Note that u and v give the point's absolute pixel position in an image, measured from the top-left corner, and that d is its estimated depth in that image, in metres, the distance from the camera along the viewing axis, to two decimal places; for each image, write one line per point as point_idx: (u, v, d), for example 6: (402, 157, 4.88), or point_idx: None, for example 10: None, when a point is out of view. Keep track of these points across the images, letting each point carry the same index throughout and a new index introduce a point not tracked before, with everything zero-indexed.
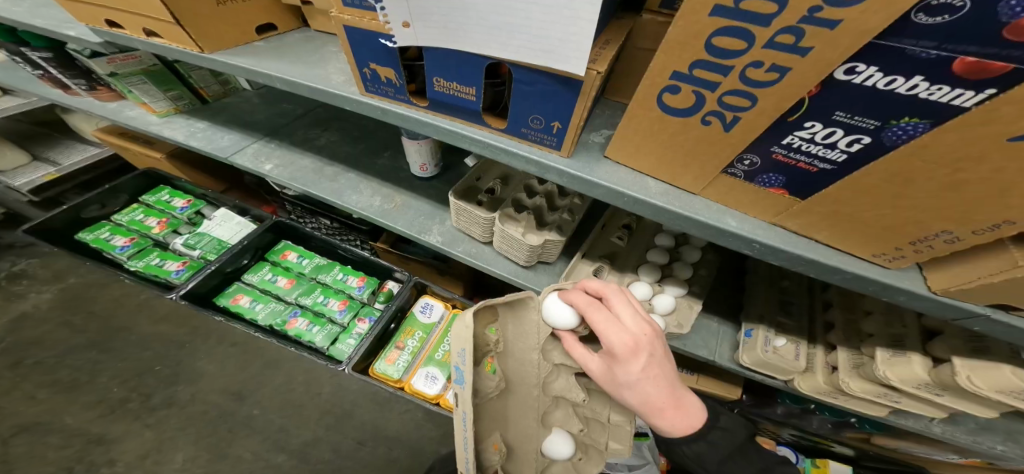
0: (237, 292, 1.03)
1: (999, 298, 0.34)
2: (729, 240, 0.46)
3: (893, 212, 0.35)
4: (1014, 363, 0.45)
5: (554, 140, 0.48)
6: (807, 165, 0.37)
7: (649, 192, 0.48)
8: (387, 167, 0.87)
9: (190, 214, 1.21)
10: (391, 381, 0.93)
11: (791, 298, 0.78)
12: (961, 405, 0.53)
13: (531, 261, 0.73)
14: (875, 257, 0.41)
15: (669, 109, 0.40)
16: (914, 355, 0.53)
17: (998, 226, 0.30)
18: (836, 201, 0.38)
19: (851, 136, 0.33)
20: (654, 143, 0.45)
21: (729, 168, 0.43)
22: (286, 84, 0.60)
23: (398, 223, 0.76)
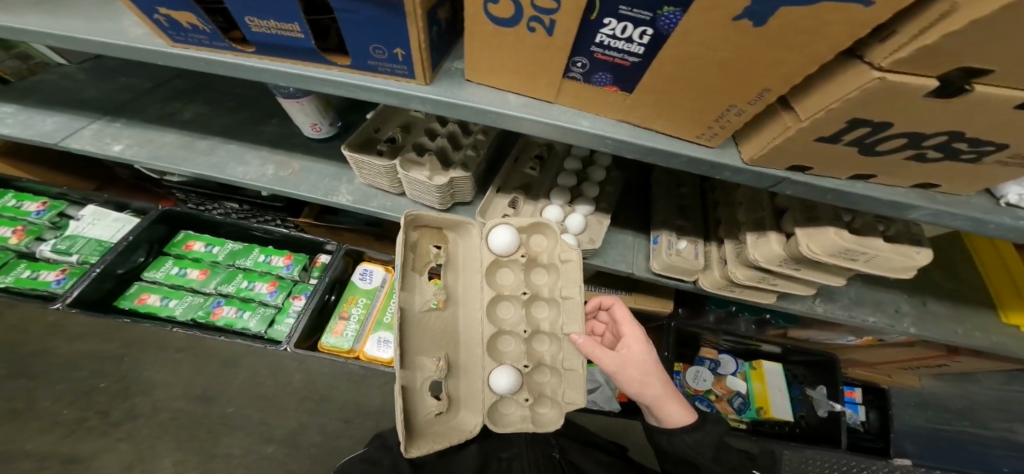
0: (142, 292, 1.01)
1: (790, 157, 0.38)
2: (585, 140, 0.45)
3: (696, 91, 0.36)
4: (836, 225, 0.51)
5: (404, 68, 0.44)
6: (621, 61, 0.37)
7: (509, 105, 0.45)
8: (278, 133, 0.85)
9: (51, 217, 1.12)
10: (344, 352, 0.96)
11: (687, 204, 0.83)
12: (814, 276, 0.60)
13: (446, 202, 0.73)
14: (699, 137, 0.42)
15: (494, 19, 0.37)
16: (772, 233, 0.59)
17: (767, 91, 0.33)
18: (654, 91, 0.38)
19: (639, 29, 0.33)
20: (501, 56, 0.42)
21: (568, 72, 0.41)
22: (80, 44, 0.51)
23: (299, 188, 0.76)
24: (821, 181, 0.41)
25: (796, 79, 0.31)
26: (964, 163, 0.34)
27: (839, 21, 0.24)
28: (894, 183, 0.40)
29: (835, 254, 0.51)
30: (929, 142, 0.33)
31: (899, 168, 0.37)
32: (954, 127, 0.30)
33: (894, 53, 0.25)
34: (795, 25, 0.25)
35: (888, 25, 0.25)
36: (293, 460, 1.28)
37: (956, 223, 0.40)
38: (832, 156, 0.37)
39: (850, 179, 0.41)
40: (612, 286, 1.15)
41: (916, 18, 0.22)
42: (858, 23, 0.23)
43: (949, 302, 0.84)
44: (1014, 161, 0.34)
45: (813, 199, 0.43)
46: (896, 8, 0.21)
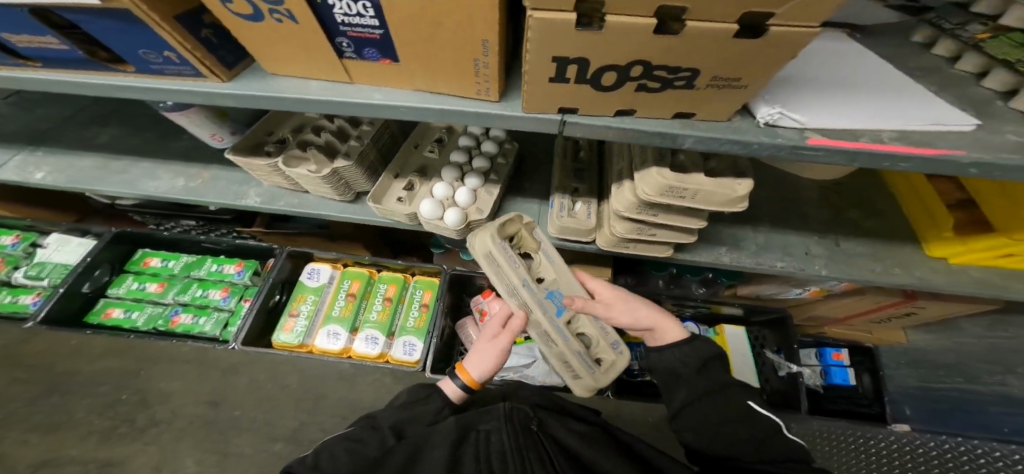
0: (108, 307, 1.12)
1: (557, 96, 0.41)
2: (386, 113, 0.46)
3: (437, 45, 0.37)
4: (660, 165, 0.53)
5: (185, 68, 0.47)
6: (370, 35, 0.38)
7: (307, 91, 0.46)
8: (187, 147, 0.94)
9: (24, 248, 1.25)
10: (295, 347, 1.04)
11: (582, 167, 0.81)
12: (673, 219, 0.61)
13: (345, 192, 0.75)
14: (478, 93, 0.43)
15: (241, 17, 0.38)
16: (626, 181, 0.61)
17: (486, 42, 0.36)
18: (415, 59, 0.40)
19: (359, 3, 0.34)
20: (279, 46, 0.42)
21: (343, 52, 0.41)
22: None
23: (207, 196, 0.83)
24: (593, 119, 0.44)
25: (495, 27, 0.34)
26: (683, 89, 0.38)
27: None
28: (660, 114, 0.43)
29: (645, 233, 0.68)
30: (636, 72, 0.36)
31: (646, 101, 0.41)
32: (636, 56, 0.34)
33: None
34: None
35: None
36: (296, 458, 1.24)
37: (726, 145, 0.42)
38: (580, 94, 0.41)
39: (619, 115, 0.44)
40: None
41: None
42: None
43: (867, 238, 0.74)
44: (722, 83, 0.36)
45: (598, 138, 0.46)
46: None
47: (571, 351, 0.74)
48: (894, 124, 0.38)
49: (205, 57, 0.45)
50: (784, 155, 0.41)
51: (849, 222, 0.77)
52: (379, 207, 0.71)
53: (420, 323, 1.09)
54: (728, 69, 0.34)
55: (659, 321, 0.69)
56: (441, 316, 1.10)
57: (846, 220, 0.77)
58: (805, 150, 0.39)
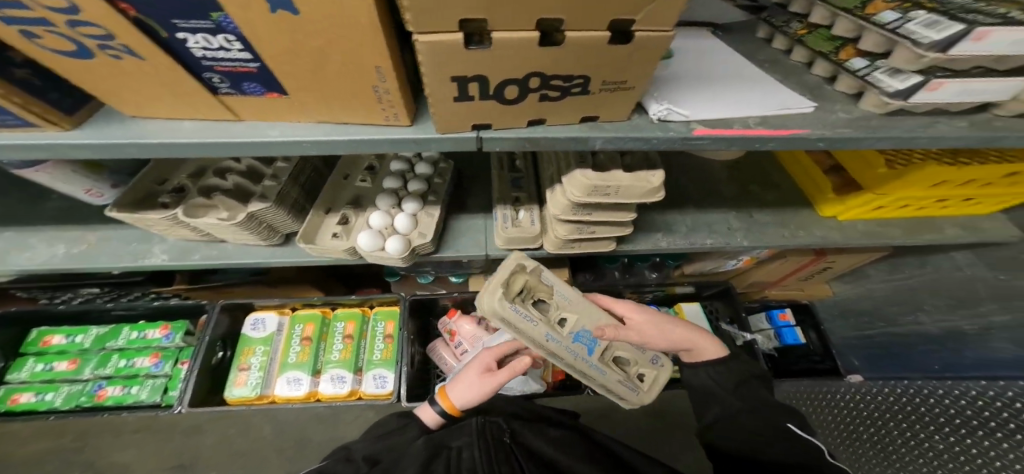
0: (11, 394, 1.01)
1: (466, 116, 0.43)
2: (285, 149, 0.44)
3: (316, 74, 0.37)
4: (581, 167, 0.57)
5: (8, 118, 0.39)
6: (243, 68, 0.36)
7: (178, 134, 0.43)
8: (61, 206, 0.83)
9: None
10: (254, 399, 0.99)
11: (519, 175, 0.82)
12: (606, 215, 0.64)
13: (269, 234, 0.72)
14: (387, 120, 0.44)
15: (67, 54, 0.33)
16: (557, 186, 0.65)
17: (382, 68, 0.36)
18: (300, 89, 0.39)
19: (221, 36, 0.32)
20: (126, 83, 0.38)
21: (215, 88, 0.39)
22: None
23: (101, 260, 0.75)
24: (512, 131, 0.46)
25: (388, 58, 0.35)
26: (581, 94, 0.41)
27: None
28: (567, 120, 0.46)
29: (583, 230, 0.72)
30: (535, 84, 0.39)
31: (551, 111, 0.44)
32: (529, 69, 0.36)
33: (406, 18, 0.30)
34: (319, 6, 0.28)
35: None
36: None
37: (632, 143, 0.45)
38: (489, 110, 0.42)
39: (531, 125, 0.46)
40: None
41: None
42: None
43: (771, 209, 0.81)
44: (612, 87, 0.40)
45: (517, 151, 0.48)
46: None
47: (612, 381, 0.69)
48: (766, 111, 0.44)
49: (27, 103, 0.38)
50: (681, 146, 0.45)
51: (754, 198, 0.84)
52: (309, 246, 0.68)
53: (388, 354, 1.07)
54: (612, 74, 0.38)
55: (698, 340, 0.68)
56: (407, 343, 1.10)
57: (754, 192, 0.85)
58: (693, 140, 0.43)
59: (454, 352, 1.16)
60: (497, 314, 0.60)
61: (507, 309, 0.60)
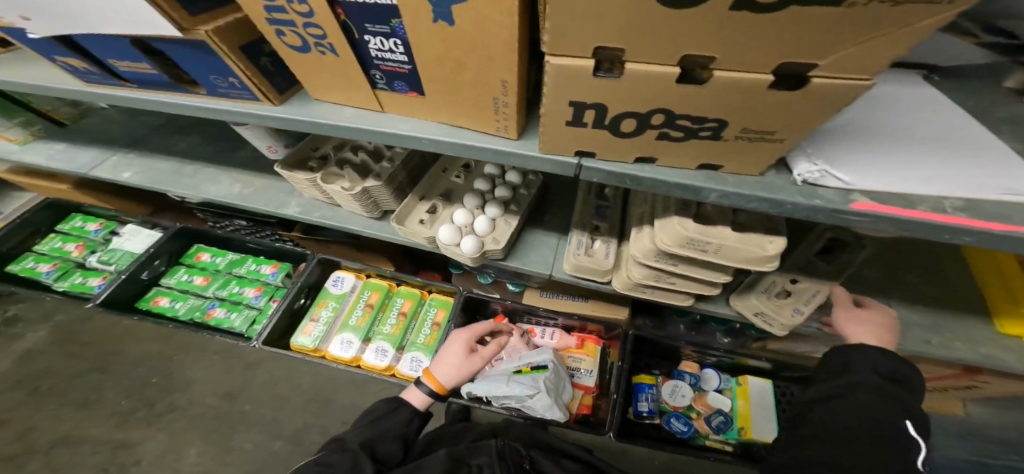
0: (157, 295, 1.20)
1: (569, 143, 0.40)
2: (411, 143, 0.47)
3: (470, 85, 0.38)
4: (681, 214, 0.50)
5: (246, 93, 0.49)
6: (400, 68, 0.40)
7: (341, 117, 0.48)
8: (247, 158, 1.00)
9: (104, 234, 1.34)
10: (310, 350, 1.05)
11: (604, 203, 0.79)
12: (694, 271, 0.57)
13: (375, 210, 0.80)
14: (499, 130, 0.43)
15: (293, 49, 0.42)
16: (644, 227, 0.59)
17: (505, 82, 0.36)
18: (438, 95, 0.42)
19: (392, 40, 0.37)
20: (324, 74, 0.45)
21: (378, 84, 0.44)
22: (21, 88, 0.63)
23: (257, 202, 0.89)
24: (610, 165, 0.41)
25: (514, 67, 0.34)
26: (709, 139, 0.34)
27: (489, 11, 0.29)
28: (683, 165, 0.40)
29: (755, 315, 0.70)
30: (656, 121, 0.33)
31: (665, 150, 0.38)
32: (657, 104, 0.31)
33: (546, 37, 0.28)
34: (471, 18, 0.30)
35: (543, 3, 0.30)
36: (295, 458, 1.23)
37: (754, 204, 0.38)
38: (598, 140, 0.38)
39: (638, 163, 0.41)
40: (572, 292, 1.15)
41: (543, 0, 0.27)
42: (508, 9, 0.28)
43: (921, 309, 0.72)
44: (753, 136, 0.33)
45: (616, 186, 0.43)
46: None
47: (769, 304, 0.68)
48: (962, 192, 0.34)
49: (260, 82, 0.47)
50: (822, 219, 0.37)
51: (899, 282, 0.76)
52: (400, 227, 0.74)
53: (430, 341, 1.08)
54: (758, 122, 0.31)
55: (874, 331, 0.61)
56: (452, 336, 1.09)
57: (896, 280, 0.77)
58: (849, 214, 0.36)
59: None
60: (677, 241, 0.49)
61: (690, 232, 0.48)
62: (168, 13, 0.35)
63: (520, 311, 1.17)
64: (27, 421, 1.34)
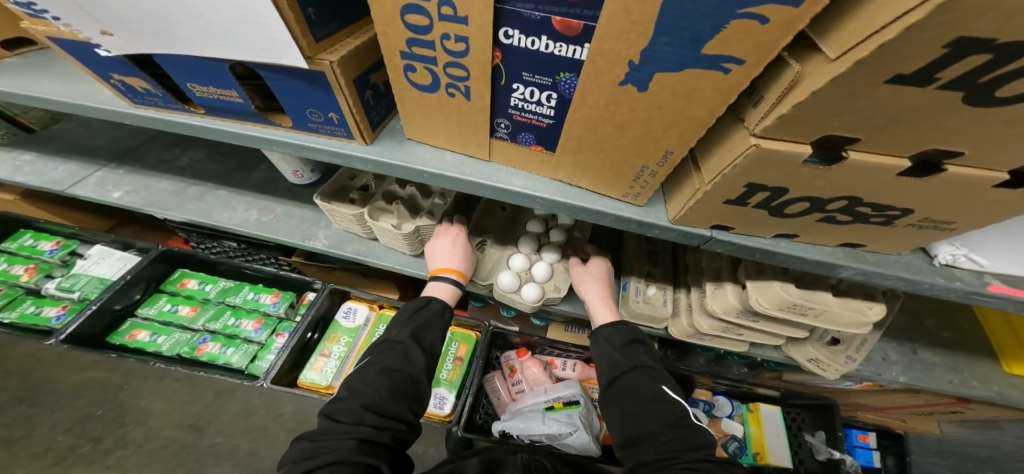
0: (133, 329, 1.07)
1: (710, 218, 0.40)
2: (518, 199, 0.49)
3: (608, 148, 0.40)
4: (782, 279, 0.52)
5: (341, 130, 0.50)
6: (537, 121, 0.42)
7: (443, 165, 0.49)
8: (263, 179, 0.94)
9: (61, 255, 1.18)
10: (322, 388, 0.96)
11: (656, 249, 0.79)
12: (775, 327, 0.59)
13: (418, 249, 0.77)
14: (626, 196, 0.45)
15: (417, 86, 0.42)
16: (730, 284, 0.59)
17: (670, 153, 0.37)
18: (569, 152, 0.43)
19: (544, 92, 0.38)
20: (438, 118, 0.47)
21: (496, 133, 0.46)
22: (60, 107, 0.61)
23: (278, 233, 0.82)
24: (744, 239, 0.42)
25: (690, 142, 0.35)
26: (876, 224, 0.34)
27: (703, 86, 0.29)
28: (822, 242, 0.40)
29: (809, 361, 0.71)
30: (832, 206, 0.34)
31: (814, 230, 0.38)
32: (846, 193, 0.31)
33: (761, 121, 0.28)
34: (671, 87, 0.31)
35: (756, 86, 0.29)
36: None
37: (890, 281, 0.39)
38: (748, 216, 0.38)
39: (774, 237, 0.41)
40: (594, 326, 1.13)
41: (775, 86, 0.26)
42: (724, 90, 0.29)
43: (942, 350, 0.75)
44: (925, 225, 0.33)
45: (743, 257, 0.43)
46: (747, 76, 0.27)
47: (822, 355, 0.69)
48: None
49: (360, 117, 0.48)
50: (955, 298, 0.39)
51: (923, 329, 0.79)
52: None
53: (454, 376, 1.08)
54: (943, 214, 0.31)
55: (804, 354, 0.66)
56: (477, 372, 1.07)
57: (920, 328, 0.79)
58: (983, 296, 0.37)
59: (509, 388, 1.12)
60: (777, 306, 0.51)
61: (790, 299, 0.50)
62: (298, 38, 0.36)
63: (543, 344, 1.13)
64: None
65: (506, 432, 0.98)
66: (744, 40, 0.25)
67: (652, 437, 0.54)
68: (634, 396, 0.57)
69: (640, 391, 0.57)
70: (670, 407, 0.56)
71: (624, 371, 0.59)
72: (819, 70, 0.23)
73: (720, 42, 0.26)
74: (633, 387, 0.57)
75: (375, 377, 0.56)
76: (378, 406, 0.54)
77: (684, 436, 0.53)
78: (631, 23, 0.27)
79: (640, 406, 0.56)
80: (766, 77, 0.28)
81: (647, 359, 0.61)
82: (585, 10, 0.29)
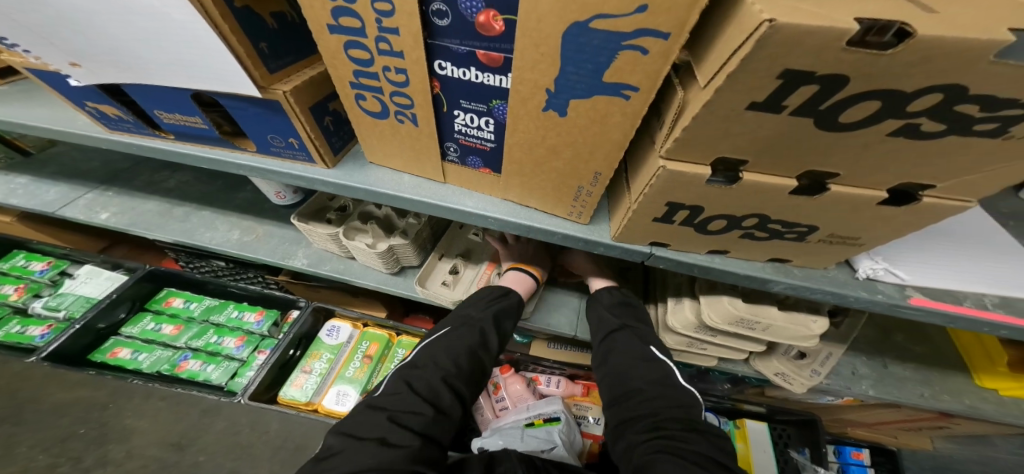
0: (115, 346, 1.07)
1: (646, 235, 0.42)
2: (472, 218, 0.50)
3: (544, 170, 0.42)
4: (730, 294, 0.53)
5: (302, 154, 0.52)
6: (481, 145, 0.44)
7: (401, 187, 0.51)
8: (248, 199, 0.97)
9: (51, 275, 1.18)
10: (302, 405, 0.96)
11: (628, 265, 0.80)
12: (732, 342, 0.60)
13: (394, 266, 0.77)
14: (571, 215, 0.46)
15: (369, 112, 0.45)
16: (686, 300, 0.60)
17: (598, 174, 0.39)
18: (513, 174, 0.45)
19: (482, 118, 0.41)
20: (394, 144, 0.49)
21: (447, 156, 0.48)
22: (40, 132, 0.63)
23: (259, 253, 0.84)
24: (680, 255, 0.43)
25: (615, 162, 0.37)
26: (792, 240, 0.36)
27: (614, 111, 0.32)
28: (753, 257, 0.41)
29: (775, 375, 0.71)
30: (748, 223, 0.35)
31: (739, 246, 0.39)
32: (754, 211, 0.33)
33: (665, 144, 0.30)
34: (587, 113, 0.33)
35: (659, 111, 0.32)
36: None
37: (819, 295, 0.41)
38: (678, 233, 0.40)
39: (710, 253, 0.43)
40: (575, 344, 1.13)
41: (670, 108, 0.30)
42: (633, 113, 0.32)
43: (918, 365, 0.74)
44: (835, 240, 0.35)
45: (684, 273, 0.45)
46: (646, 100, 0.30)
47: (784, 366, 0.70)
48: (996, 290, 0.38)
49: (320, 142, 0.50)
50: (881, 310, 0.40)
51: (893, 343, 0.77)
52: (422, 289, 0.74)
53: None
54: (847, 230, 0.33)
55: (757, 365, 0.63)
56: None
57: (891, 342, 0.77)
58: (907, 309, 0.38)
59: (493, 405, 1.11)
60: (726, 321, 0.52)
61: (739, 314, 0.51)
62: (251, 71, 0.39)
63: (526, 361, 1.13)
64: None
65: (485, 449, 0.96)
66: (635, 70, 0.28)
67: (637, 393, 0.55)
68: (624, 354, 0.59)
69: (630, 351, 0.59)
70: (656, 367, 0.56)
71: (614, 330, 0.61)
72: (696, 96, 0.25)
73: (618, 70, 0.29)
74: (624, 345, 0.59)
75: (452, 353, 0.57)
76: (451, 381, 0.55)
77: (666, 394, 0.53)
78: (541, 55, 0.30)
79: (630, 363, 0.58)
80: (664, 99, 0.32)
81: (638, 323, 0.63)
82: (501, 44, 0.32)
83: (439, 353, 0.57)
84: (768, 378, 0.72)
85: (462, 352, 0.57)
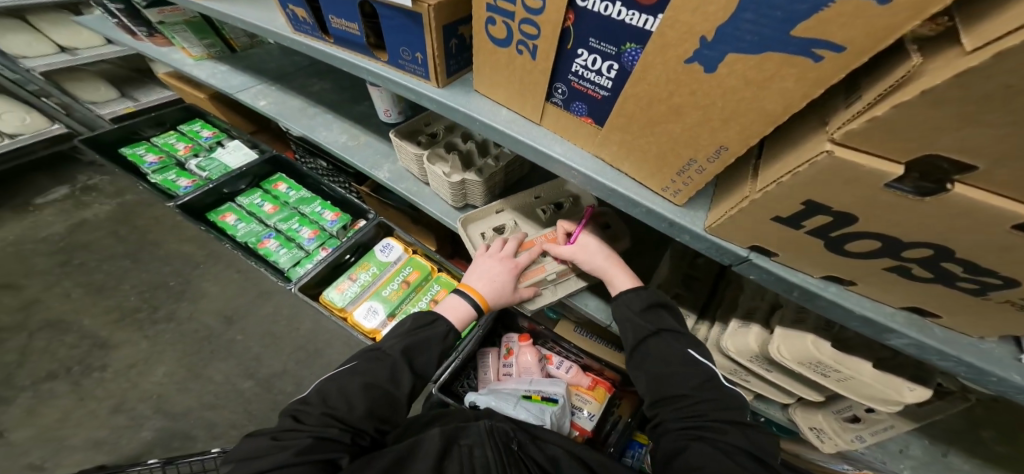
0: (227, 211, 1.17)
1: (750, 233, 0.35)
2: (555, 168, 0.46)
3: (654, 135, 0.35)
4: (817, 333, 0.46)
5: (421, 70, 0.51)
6: (593, 92, 0.38)
7: (496, 118, 0.47)
8: (364, 113, 1.00)
9: (211, 143, 1.38)
10: (336, 309, 0.99)
11: (696, 275, 0.71)
12: (789, 384, 0.53)
13: (461, 202, 0.76)
14: (666, 192, 0.40)
15: (492, 39, 0.41)
16: (755, 326, 0.53)
17: (723, 149, 0.31)
18: (617, 130, 0.38)
19: (606, 63, 0.35)
20: (504, 73, 0.45)
21: (551, 97, 0.43)
22: (250, 27, 0.71)
23: (355, 157, 0.87)
24: (785, 270, 0.37)
25: (752, 141, 0.29)
26: (964, 292, 0.28)
27: (787, 75, 0.23)
28: (883, 299, 0.34)
29: (809, 428, 0.63)
30: (910, 253, 0.27)
31: (874, 277, 0.32)
32: (935, 240, 0.25)
33: (845, 124, 0.22)
34: (745, 73, 0.25)
35: (858, 83, 0.23)
36: (258, 403, 1.16)
37: (947, 363, 0.34)
38: (797, 244, 0.33)
39: (825, 279, 0.36)
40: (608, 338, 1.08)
41: (877, 85, 0.21)
42: (815, 81, 0.23)
43: None
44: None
45: (778, 292, 0.38)
46: (845, 66, 0.21)
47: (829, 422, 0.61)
48: None
49: (439, 61, 0.48)
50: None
51: (974, 436, 0.63)
52: (462, 229, 0.73)
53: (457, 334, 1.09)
54: None
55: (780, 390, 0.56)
56: (473, 342, 1.09)
57: (974, 437, 0.63)
58: None
59: (499, 367, 1.12)
60: (795, 359, 0.46)
61: (816, 358, 0.44)
62: None
63: (547, 336, 1.13)
64: (38, 290, 1.34)
65: (477, 405, 0.96)
66: (853, 21, 0.19)
67: (681, 398, 0.52)
68: (660, 360, 0.54)
69: (665, 356, 0.54)
70: (696, 371, 0.52)
71: (647, 336, 0.55)
72: (940, 66, 0.17)
73: (820, 22, 0.20)
74: (658, 352, 0.54)
75: (358, 389, 0.55)
76: (346, 417, 0.53)
77: (712, 397, 0.51)
78: None
79: (667, 368, 0.53)
80: (874, 73, 0.22)
81: (673, 323, 0.57)
82: None
83: (341, 391, 0.55)
84: (799, 431, 0.65)
85: (362, 389, 0.55)
